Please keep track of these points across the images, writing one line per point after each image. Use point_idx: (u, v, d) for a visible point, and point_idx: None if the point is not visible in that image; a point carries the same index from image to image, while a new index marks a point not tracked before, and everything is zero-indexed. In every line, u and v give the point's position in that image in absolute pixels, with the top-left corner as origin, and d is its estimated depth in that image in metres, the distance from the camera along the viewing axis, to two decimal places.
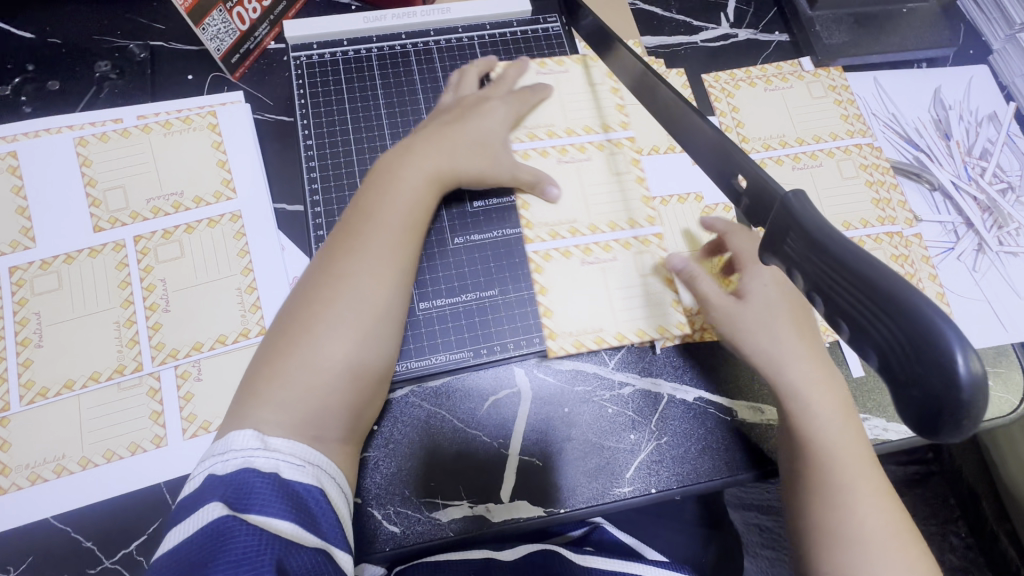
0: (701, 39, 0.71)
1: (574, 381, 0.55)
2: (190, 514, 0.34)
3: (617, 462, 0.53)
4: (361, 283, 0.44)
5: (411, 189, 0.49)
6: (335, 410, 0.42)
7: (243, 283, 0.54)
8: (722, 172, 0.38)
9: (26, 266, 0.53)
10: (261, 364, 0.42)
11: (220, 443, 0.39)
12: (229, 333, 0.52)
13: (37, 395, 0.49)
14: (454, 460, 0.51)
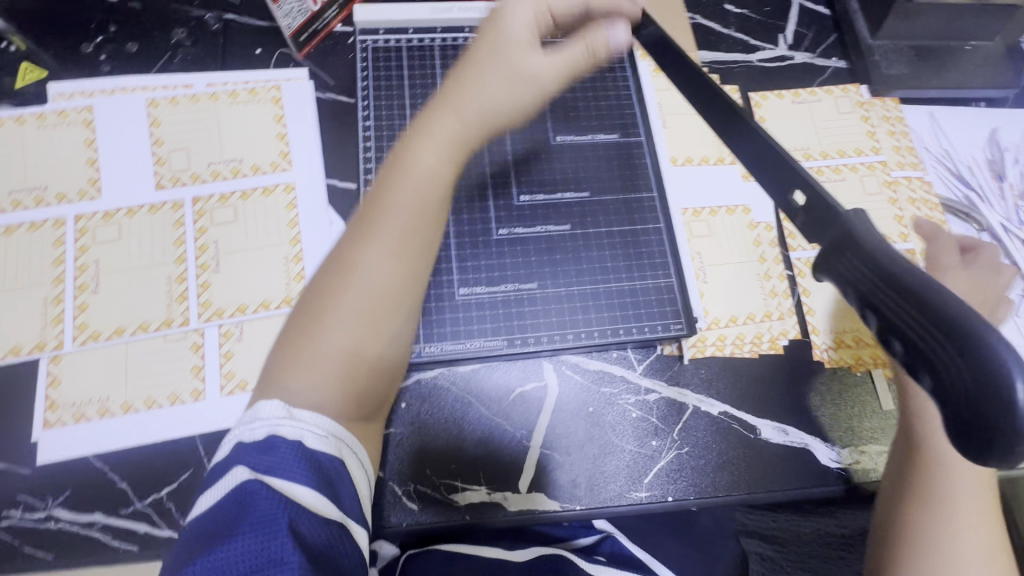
0: (756, 58, 0.71)
1: (601, 382, 0.56)
2: (221, 475, 0.37)
3: (637, 467, 0.54)
4: (372, 263, 0.43)
5: (427, 165, 0.46)
6: (357, 385, 0.42)
7: (290, 253, 0.56)
8: (776, 187, 0.38)
9: (90, 214, 0.55)
10: (286, 342, 0.43)
11: (249, 411, 0.40)
12: (273, 299, 0.54)
13: (89, 338, 0.51)
14: (476, 446, 0.52)
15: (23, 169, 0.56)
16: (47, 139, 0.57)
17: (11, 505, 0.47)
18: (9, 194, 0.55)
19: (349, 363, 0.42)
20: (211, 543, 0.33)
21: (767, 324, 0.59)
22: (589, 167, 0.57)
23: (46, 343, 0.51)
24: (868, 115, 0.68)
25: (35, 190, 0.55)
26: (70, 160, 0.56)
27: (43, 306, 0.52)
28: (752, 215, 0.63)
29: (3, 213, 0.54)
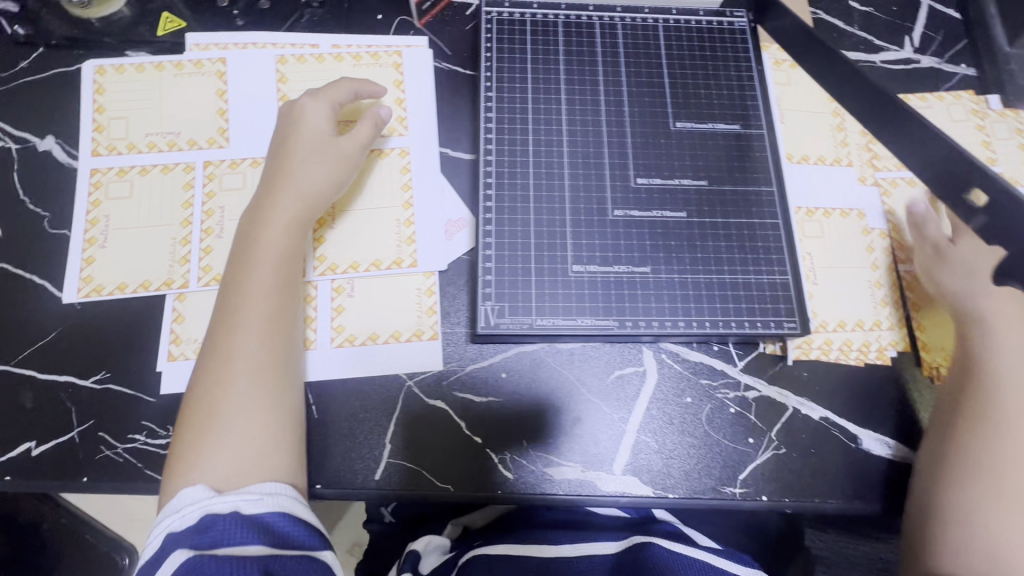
0: (880, 59, 0.68)
1: (700, 374, 0.55)
2: (157, 568, 0.35)
3: (732, 463, 0.53)
4: (239, 342, 0.44)
5: (276, 239, 0.49)
6: (268, 457, 0.42)
7: (402, 216, 0.57)
8: (947, 187, 0.37)
9: (218, 162, 0.57)
10: (186, 431, 0.42)
11: (170, 505, 0.39)
12: (384, 259, 0.55)
13: (213, 280, 0.54)
14: (571, 425, 0.53)
15: (158, 114, 0.58)
16: (182, 87, 0.59)
17: (134, 429, 0.50)
18: (145, 137, 0.57)
19: (251, 435, 0.42)
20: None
21: (876, 333, 0.57)
22: (706, 156, 0.56)
23: (173, 281, 0.53)
24: (998, 127, 0.65)
25: (169, 135, 0.58)
26: (202, 108, 0.59)
27: (172, 246, 0.54)
28: (867, 221, 0.60)
29: (139, 154, 0.57)
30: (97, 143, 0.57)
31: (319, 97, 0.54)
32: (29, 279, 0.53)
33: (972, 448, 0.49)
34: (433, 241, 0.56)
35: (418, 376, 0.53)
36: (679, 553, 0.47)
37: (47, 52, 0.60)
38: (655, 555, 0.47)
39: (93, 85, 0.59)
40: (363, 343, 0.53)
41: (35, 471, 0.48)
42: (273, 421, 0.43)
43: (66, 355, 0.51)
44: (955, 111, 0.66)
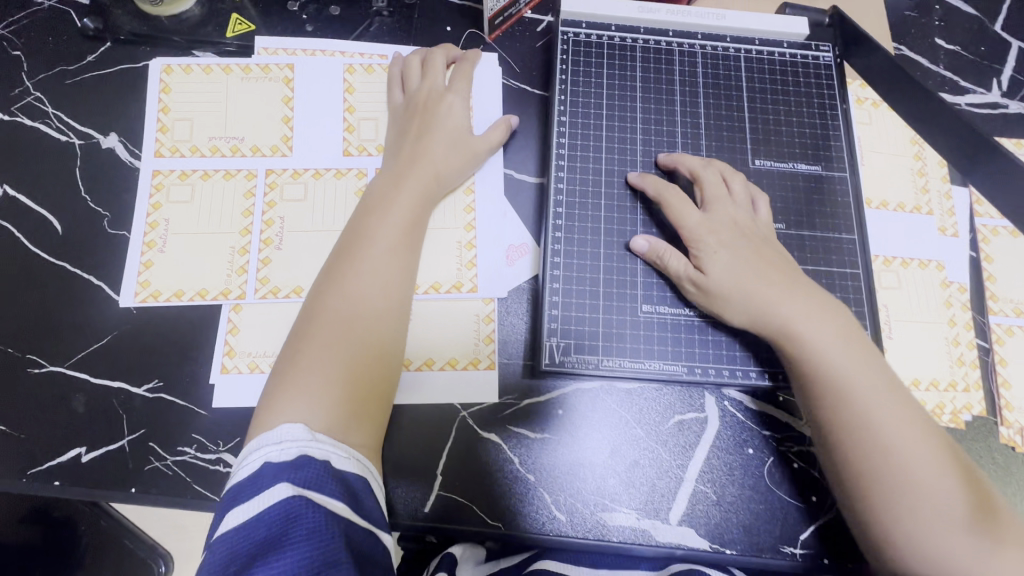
0: (965, 102, 0.65)
1: (764, 424, 0.52)
2: (252, 493, 0.35)
3: (794, 520, 0.50)
4: (362, 299, 0.45)
5: (408, 212, 0.50)
6: (358, 413, 0.43)
7: (464, 238, 0.55)
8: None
9: (280, 171, 0.56)
10: (293, 356, 0.44)
11: (268, 433, 0.39)
12: (444, 282, 0.54)
13: (270, 292, 0.53)
14: (628, 469, 0.51)
15: (223, 118, 0.57)
16: (248, 91, 0.58)
17: (184, 441, 0.49)
18: (209, 140, 0.57)
19: (352, 384, 0.43)
20: (256, 560, 0.32)
21: (952, 394, 0.54)
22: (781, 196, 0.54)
23: (230, 291, 0.52)
24: None
25: (233, 140, 0.57)
26: (268, 115, 0.58)
27: (231, 255, 0.53)
28: (946, 273, 0.58)
29: (202, 157, 0.56)
30: (161, 144, 0.56)
31: (459, 94, 0.56)
32: (87, 279, 0.53)
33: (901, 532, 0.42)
34: (495, 267, 0.55)
35: (473, 407, 0.51)
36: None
37: (115, 47, 0.60)
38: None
39: (159, 84, 0.58)
40: (418, 369, 0.52)
41: (85, 478, 0.48)
42: (373, 384, 0.44)
43: (119, 360, 0.50)
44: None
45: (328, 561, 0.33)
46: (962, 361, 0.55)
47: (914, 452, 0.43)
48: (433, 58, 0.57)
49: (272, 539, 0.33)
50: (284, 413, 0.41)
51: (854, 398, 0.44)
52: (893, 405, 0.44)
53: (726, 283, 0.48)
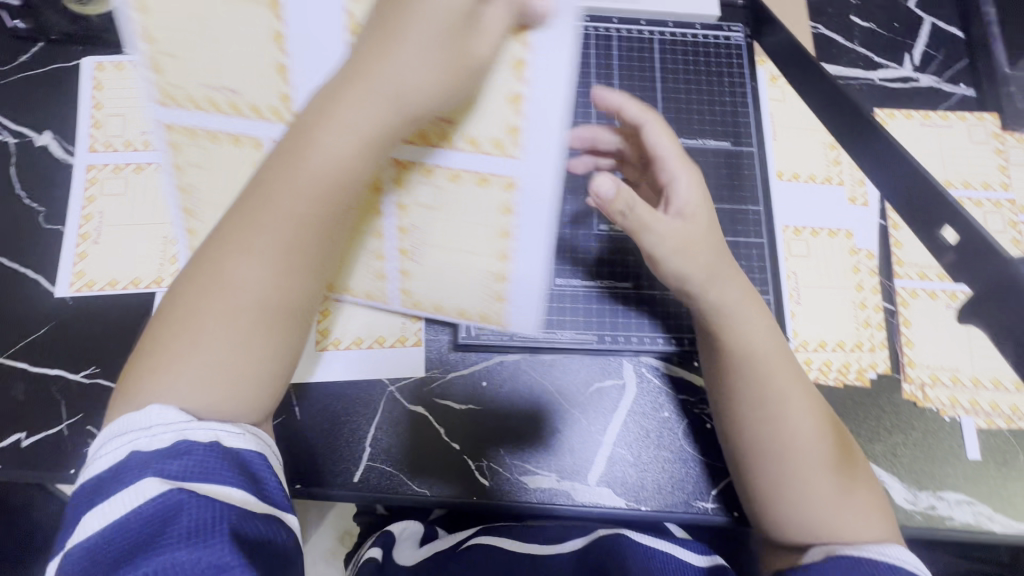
0: (879, 77, 0.67)
1: (680, 388, 0.55)
2: (117, 490, 0.32)
3: (707, 477, 0.53)
4: (247, 264, 0.35)
5: (333, 155, 0.34)
6: (228, 387, 0.36)
7: (497, 268, 0.43)
8: (913, 224, 0.38)
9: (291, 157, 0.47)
10: (147, 339, 0.37)
11: (127, 419, 0.34)
12: (473, 310, 0.48)
13: None
14: (549, 435, 0.54)
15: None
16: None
17: None
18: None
19: (217, 357, 0.35)
20: (130, 562, 0.29)
21: (857, 353, 0.57)
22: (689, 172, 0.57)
23: (163, 279, 0.55)
24: (1015, 152, 0.63)
25: (227, 89, 0.39)
26: (257, 49, 0.37)
27: (163, 245, 0.55)
28: (855, 241, 0.60)
29: (234, 130, 0.46)
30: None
31: None
32: (23, 272, 0.55)
33: (791, 501, 0.46)
34: (527, 294, 0.44)
35: (401, 382, 0.54)
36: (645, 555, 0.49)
37: (47, 47, 0.61)
38: (625, 548, 0.51)
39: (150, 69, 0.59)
40: (370, 347, 0.55)
41: (24, 460, 0.50)
42: (249, 351, 0.36)
43: (56, 348, 0.53)
44: (932, 113, 0.65)
45: (210, 564, 0.29)
46: (869, 323, 0.58)
47: (800, 428, 0.47)
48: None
49: (148, 537, 0.30)
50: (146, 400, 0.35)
51: (753, 375, 0.47)
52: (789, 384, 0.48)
53: (680, 234, 0.46)
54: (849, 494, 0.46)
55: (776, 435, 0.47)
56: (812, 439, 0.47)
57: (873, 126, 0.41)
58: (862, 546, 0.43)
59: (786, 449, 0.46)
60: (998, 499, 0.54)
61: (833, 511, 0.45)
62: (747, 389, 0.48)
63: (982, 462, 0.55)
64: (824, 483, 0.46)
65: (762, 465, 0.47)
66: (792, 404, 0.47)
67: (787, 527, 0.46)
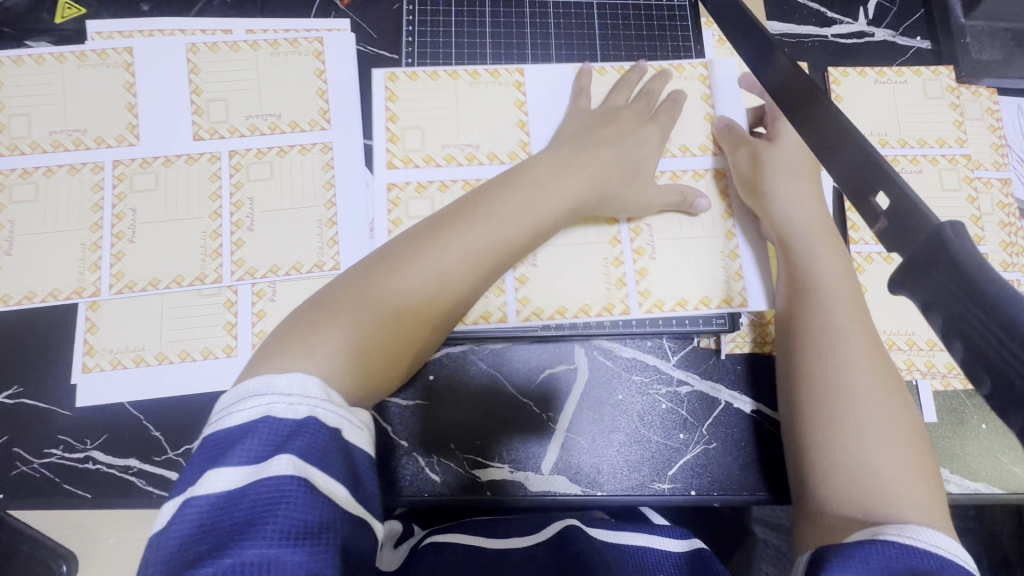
0: (832, 33, 0.65)
1: (632, 369, 0.55)
2: (243, 450, 0.34)
3: (663, 458, 0.53)
4: (437, 259, 0.44)
5: (522, 206, 0.47)
6: (387, 365, 0.43)
7: (726, 247, 0.56)
8: (844, 190, 0.36)
9: (475, 181, 0.56)
10: (321, 304, 0.43)
11: (265, 378, 0.36)
12: (693, 298, 0.54)
13: (125, 287, 0.52)
14: (500, 426, 0.53)
15: (455, 125, 0.56)
16: (486, 100, 0.57)
17: (50, 444, 0.49)
18: (443, 149, 0.56)
19: (386, 334, 0.42)
20: (236, 539, 0.31)
21: None
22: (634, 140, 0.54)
23: (84, 289, 0.52)
24: (971, 106, 0.61)
25: (468, 147, 0.56)
26: (499, 122, 0.57)
27: (82, 252, 0.52)
28: None
29: (438, 167, 0.55)
30: (392, 154, 0.55)
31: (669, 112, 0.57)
32: None
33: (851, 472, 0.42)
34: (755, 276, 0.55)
35: None
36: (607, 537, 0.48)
37: None
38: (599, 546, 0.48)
39: (385, 93, 0.56)
40: (475, 322, 0.53)
41: None
42: (411, 343, 0.44)
43: None
44: (886, 69, 0.63)
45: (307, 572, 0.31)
46: None
47: (856, 373, 0.45)
48: (618, 113, 0.55)
49: (264, 514, 0.32)
50: (299, 358, 0.39)
51: (830, 342, 0.46)
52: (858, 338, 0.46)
53: (764, 157, 0.55)
54: (899, 460, 0.41)
55: (837, 382, 0.45)
56: (869, 394, 0.44)
57: (819, 93, 0.39)
58: (896, 531, 0.37)
59: (853, 403, 0.44)
60: (954, 460, 0.54)
61: (881, 484, 0.40)
62: (842, 347, 0.46)
63: (937, 425, 0.55)
64: (884, 439, 0.42)
65: (813, 417, 0.45)
66: (861, 361, 0.45)
67: (832, 495, 0.42)
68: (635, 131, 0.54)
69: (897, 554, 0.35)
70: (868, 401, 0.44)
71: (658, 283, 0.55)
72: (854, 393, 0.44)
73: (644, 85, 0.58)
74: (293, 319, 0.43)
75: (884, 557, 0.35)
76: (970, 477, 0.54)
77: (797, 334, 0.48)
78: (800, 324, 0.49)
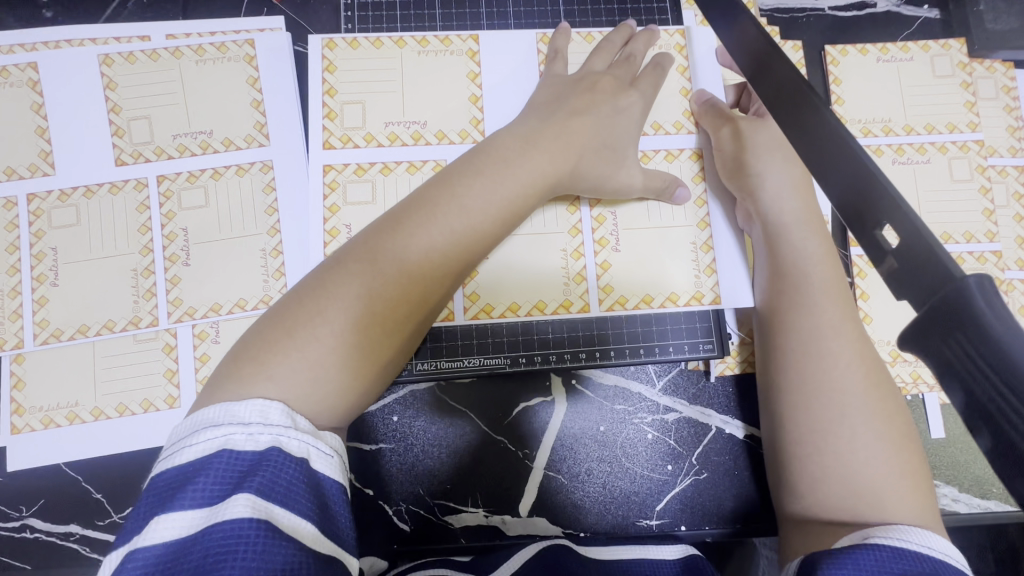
0: (829, 5, 0.58)
1: (614, 398, 0.50)
2: (196, 489, 0.29)
3: (649, 493, 0.49)
4: (409, 242, 0.40)
5: (485, 203, 0.42)
6: (356, 380, 0.37)
7: (698, 238, 0.50)
8: (846, 223, 0.31)
9: (421, 163, 0.49)
10: (279, 317, 0.37)
11: (220, 409, 0.32)
12: (658, 295, 0.49)
13: (51, 336, 0.47)
14: (472, 466, 0.49)
15: (400, 100, 0.49)
16: (435, 73, 0.50)
17: None
18: (386, 126, 0.49)
19: (352, 345, 0.37)
20: None
21: None
22: (606, 132, 0.47)
23: (6, 341, 0.47)
24: (985, 84, 0.55)
25: (414, 124, 0.49)
26: (452, 95, 0.50)
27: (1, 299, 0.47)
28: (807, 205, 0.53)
29: (380, 147, 0.49)
30: (330, 132, 0.49)
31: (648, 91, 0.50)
32: None
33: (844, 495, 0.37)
34: (736, 268, 0.49)
35: None
36: (592, 559, 0.43)
37: None
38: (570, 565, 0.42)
39: (322, 60, 0.50)
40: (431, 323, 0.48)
41: None
42: (381, 354, 0.38)
43: None
44: (890, 45, 0.56)
45: None
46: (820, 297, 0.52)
47: (843, 373, 0.40)
48: (595, 79, 0.49)
49: (216, 561, 0.27)
50: (256, 386, 0.34)
51: (820, 347, 0.41)
52: (843, 338, 0.41)
53: (751, 134, 0.48)
54: (894, 462, 0.37)
55: (822, 379, 0.40)
56: (862, 404, 0.38)
57: (814, 99, 0.34)
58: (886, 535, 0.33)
59: (841, 402, 0.39)
60: (963, 477, 0.51)
61: (876, 495, 0.36)
62: (830, 341, 0.41)
63: (945, 440, 0.51)
64: (877, 446, 0.37)
65: (798, 415, 0.40)
66: (853, 364, 0.40)
67: (820, 502, 0.38)
68: (613, 99, 0.48)
69: (890, 556, 0.31)
70: (859, 410, 0.38)
71: (625, 273, 0.49)
72: (842, 392, 0.39)
73: (626, 48, 0.51)
74: (249, 338, 0.37)
75: (877, 562, 0.31)
76: (981, 495, 0.51)
77: (780, 325, 0.43)
78: (782, 314, 0.44)
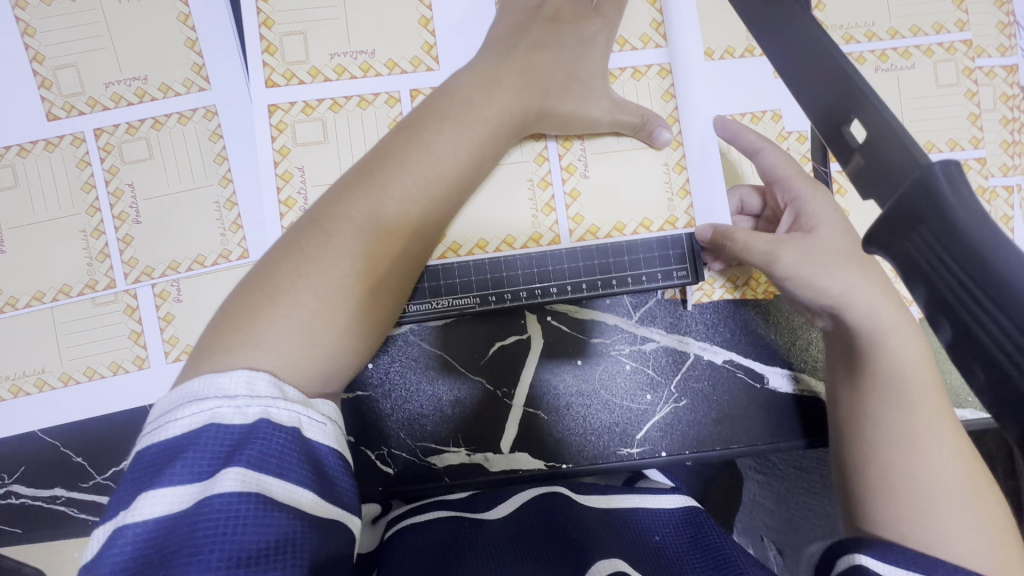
0: None
1: (591, 332, 0.50)
2: (182, 467, 0.27)
3: (630, 422, 0.49)
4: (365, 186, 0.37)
5: (442, 151, 0.40)
6: None
7: (671, 159, 0.47)
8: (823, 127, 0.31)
9: (373, 96, 0.46)
10: (258, 282, 0.34)
11: (201, 380, 0.29)
12: (630, 222, 0.47)
13: (7, 304, 0.46)
14: (455, 409, 0.49)
15: (345, 28, 0.46)
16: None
17: None
18: (331, 59, 0.46)
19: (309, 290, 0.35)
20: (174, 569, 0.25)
21: None
22: (570, 64, 0.44)
23: None
24: None
25: (361, 54, 0.46)
26: (401, 21, 0.46)
27: None
28: (784, 124, 0.48)
29: (327, 81, 0.46)
30: (272, 69, 0.45)
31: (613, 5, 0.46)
32: None
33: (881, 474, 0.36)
34: (711, 191, 0.47)
35: None
36: (588, 506, 0.43)
37: None
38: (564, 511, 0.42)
39: None
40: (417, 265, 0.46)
41: None
42: None
43: None
44: None
45: None
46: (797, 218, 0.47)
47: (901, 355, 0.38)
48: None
49: (209, 536, 0.25)
50: (239, 353, 0.31)
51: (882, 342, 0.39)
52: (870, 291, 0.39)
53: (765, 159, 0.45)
54: None
55: (886, 457, 0.38)
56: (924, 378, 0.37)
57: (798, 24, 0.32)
58: None
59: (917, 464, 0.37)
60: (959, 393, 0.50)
61: None
62: (888, 402, 0.39)
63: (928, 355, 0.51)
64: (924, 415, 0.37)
65: (855, 476, 0.39)
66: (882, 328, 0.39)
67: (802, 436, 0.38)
68: (575, 22, 0.45)
69: None
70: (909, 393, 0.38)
71: (595, 203, 0.47)
72: None
73: None
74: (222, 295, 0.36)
75: None
76: (956, 404, 0.50)
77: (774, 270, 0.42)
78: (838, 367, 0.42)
